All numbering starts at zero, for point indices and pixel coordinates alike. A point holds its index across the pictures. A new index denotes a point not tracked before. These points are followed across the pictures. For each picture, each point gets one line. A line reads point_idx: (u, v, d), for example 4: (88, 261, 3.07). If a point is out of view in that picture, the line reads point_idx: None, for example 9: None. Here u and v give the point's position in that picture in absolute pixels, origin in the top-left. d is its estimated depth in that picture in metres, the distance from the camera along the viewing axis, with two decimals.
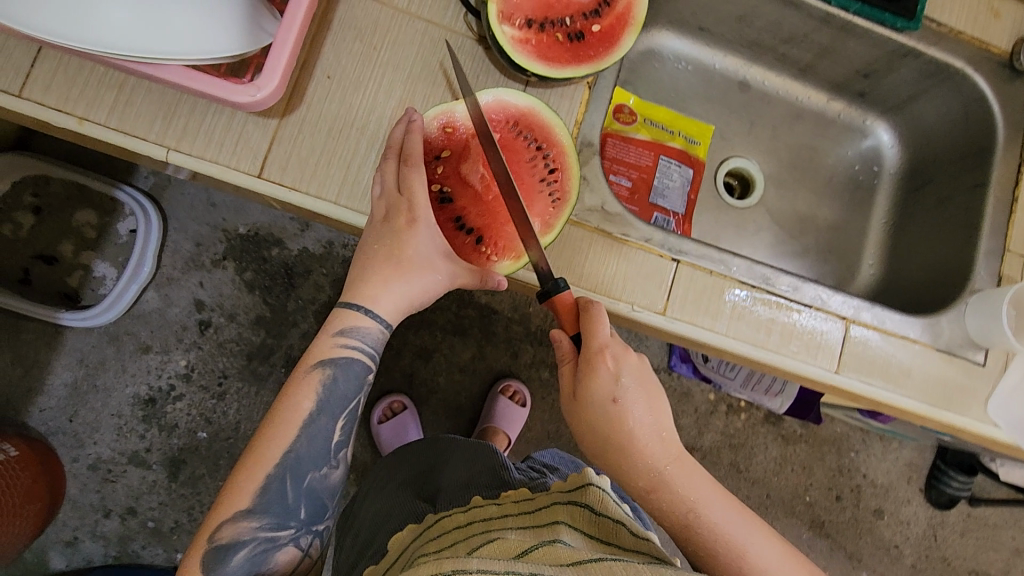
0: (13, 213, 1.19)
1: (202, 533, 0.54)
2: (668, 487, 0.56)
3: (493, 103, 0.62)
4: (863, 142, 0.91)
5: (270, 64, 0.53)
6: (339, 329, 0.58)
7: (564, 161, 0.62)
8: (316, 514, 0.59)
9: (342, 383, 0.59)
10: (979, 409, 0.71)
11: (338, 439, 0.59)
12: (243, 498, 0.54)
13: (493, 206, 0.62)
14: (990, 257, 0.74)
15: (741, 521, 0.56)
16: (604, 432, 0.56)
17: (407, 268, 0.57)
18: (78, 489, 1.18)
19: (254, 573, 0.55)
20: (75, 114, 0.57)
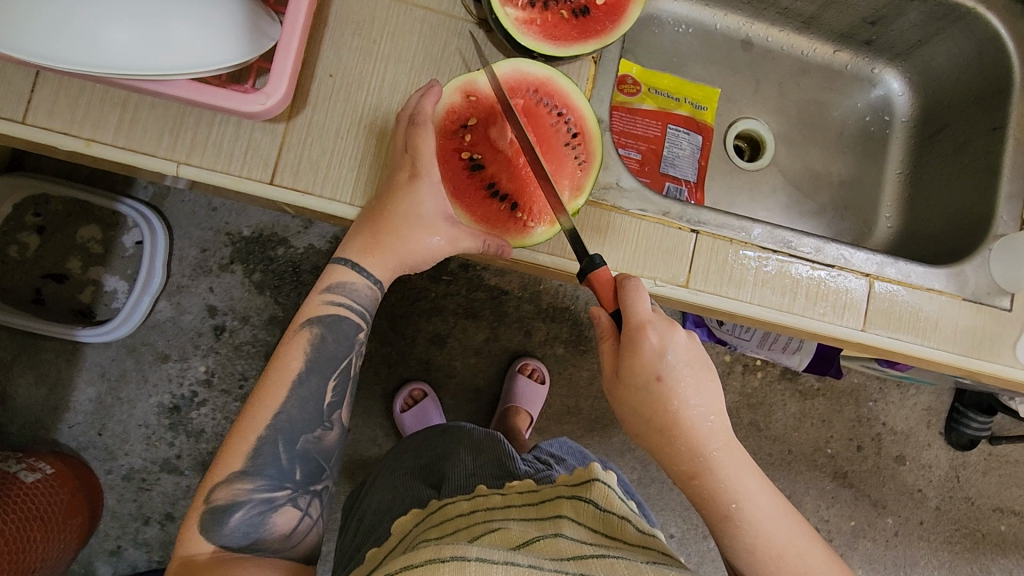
0: (18, 234, 1.19)
1: (201, 492, 0.54)
2: (712, 469, 0.56)
3: (511, 73, 0.60)
4: (872, 92, 0.89)
5: (277, 70, 0.51)
6: (325, 287, 0.59)
7: (585, 126, 0.61)
8: (313, 474, 0.57)
9: (330, 342, 0.58)
10: (1009, 353, 0.71)
11: (330, 401, 0.58)
12: (237, 458, 0.54)
13: (525, 169, 0.61)
14: (1011, 201, 0.73)
15: (782, 516, 0.56)
16: (648, 408, 0.56)
17: (402, 225, 0.56)
18: (115, 499, 1.21)
19: (252, 535, 0.54)
20: (81, 136, 0.56)
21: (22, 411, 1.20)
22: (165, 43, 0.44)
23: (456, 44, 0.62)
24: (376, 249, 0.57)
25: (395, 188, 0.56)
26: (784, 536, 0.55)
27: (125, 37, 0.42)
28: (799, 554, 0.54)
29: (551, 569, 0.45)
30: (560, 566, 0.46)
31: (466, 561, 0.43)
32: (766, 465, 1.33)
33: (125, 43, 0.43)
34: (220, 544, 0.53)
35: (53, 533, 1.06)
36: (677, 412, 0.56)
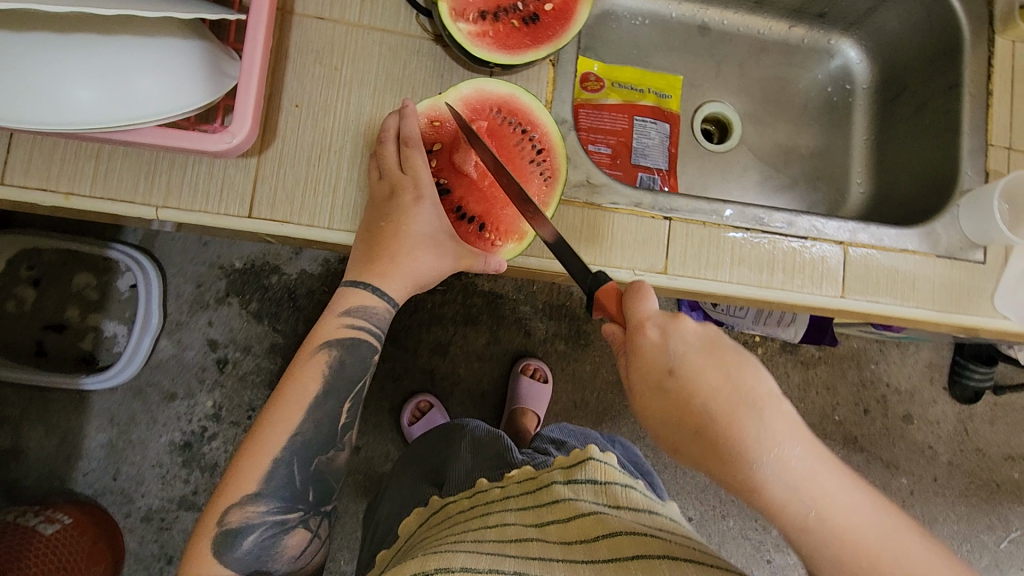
0: (14, 290, 1.20)
1: (210, 515, 0.53)
2: (774, 474, 0.41)
3: (472, 94, 0.61)
4: (832, 62, 0.90)
5: (241, 108, 0.52)
6: (345, 310, 0.58)
7: (550, 141, 0.62)
8: (323, 496, 0.57)
9: (347, 365, 0.57)
10: (989, 305, 0.73)
11: (344, 423, 0.57)
12: (252, 481, 0.53)
13: (490, 192, 0.62)
14: (974, 155, 0.74)
15: (877, 523, 0.41)
16: (671, 409, 0.43)
17: (403, 245, 0.56)
18: (137, 542, 1.22)
19: (264, 557, 0.53)
20: (60, 190, 0.58)
21: (37, 464, 1.21)
22: (128, 94, 0.46)
23: (415, 62, 0.64)
24: (395, 269, 0.57)
25: (401, 211, 0.56)
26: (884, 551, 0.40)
27: (92, 94, 0.45)
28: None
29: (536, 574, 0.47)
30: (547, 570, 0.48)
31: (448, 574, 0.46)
32: None
33: (92, 100, 0.45)
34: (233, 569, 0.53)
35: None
36: (707, 406, 0.42)
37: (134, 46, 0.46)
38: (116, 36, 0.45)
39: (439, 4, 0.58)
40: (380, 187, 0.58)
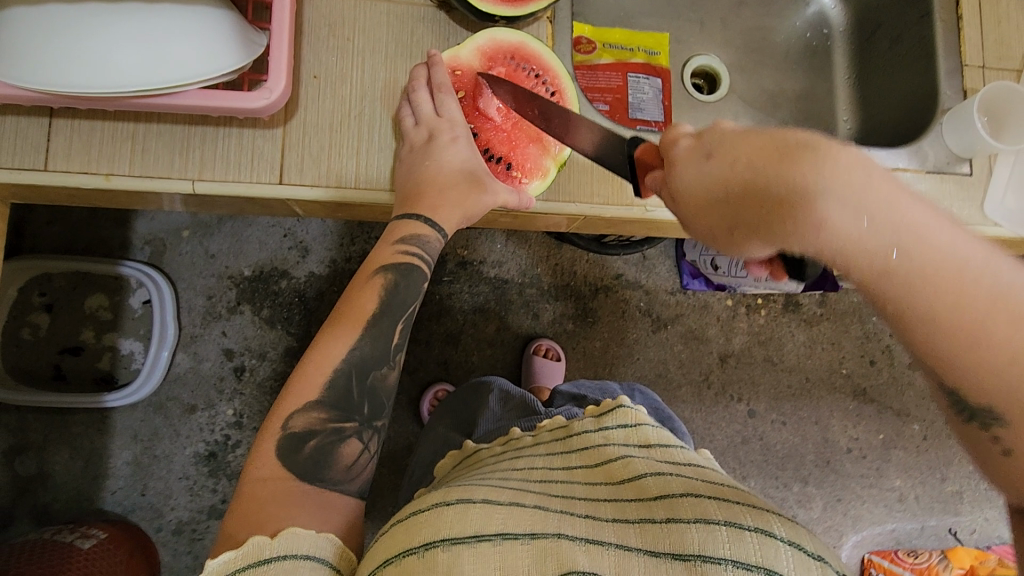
0: (28, 316, 1.22)
1: (273, 425, 0.56)
2: (850, 215, 0.38)
3: (488, 44, 0.67)
4: (808, 10, 0.95)
5: (276, 67, 0.55)
6: (399, 239, 0.65)
7: (561, 84, 0.68)
8: (376, 411, 0.60)
9: (401, 288, 0.64)
10: (979, 213, 0.77)
11: (396, 344, 0.62)
12: (312, 389, 0.57)
13: (513, 132, 0.70)
14: (951, 76, 0.79)
15: (973, 261, 0.37)
16: (725, 183, 0.44)
17: (443, 180, 0.65)
18: (170, 556, 1.23)
19: (322, 462, 0.55)
20: (100, 171, 0.61)
21: (64, 487, 1.22)
22: (167, 57, 0.50)
23: (422, 28, 0.68)
24: (441, 202, 0.65)
25: (441, 149, 0.65)
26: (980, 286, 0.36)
27: (136, 59, 0.49)
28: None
29: (557, 510, 0.49)
30: (569, 508, 0.50)
31: (469, 505, 0.47)
32: (789, 398, 1.38)
33: (136, 63, 0.49)
34: (292, 471, 0.54)
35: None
36: (761, 166, 0.42)
37: (175, 12, 0.50)
38: (158, 2, 0.49)
39: None
40: (416, 131, 0.65)
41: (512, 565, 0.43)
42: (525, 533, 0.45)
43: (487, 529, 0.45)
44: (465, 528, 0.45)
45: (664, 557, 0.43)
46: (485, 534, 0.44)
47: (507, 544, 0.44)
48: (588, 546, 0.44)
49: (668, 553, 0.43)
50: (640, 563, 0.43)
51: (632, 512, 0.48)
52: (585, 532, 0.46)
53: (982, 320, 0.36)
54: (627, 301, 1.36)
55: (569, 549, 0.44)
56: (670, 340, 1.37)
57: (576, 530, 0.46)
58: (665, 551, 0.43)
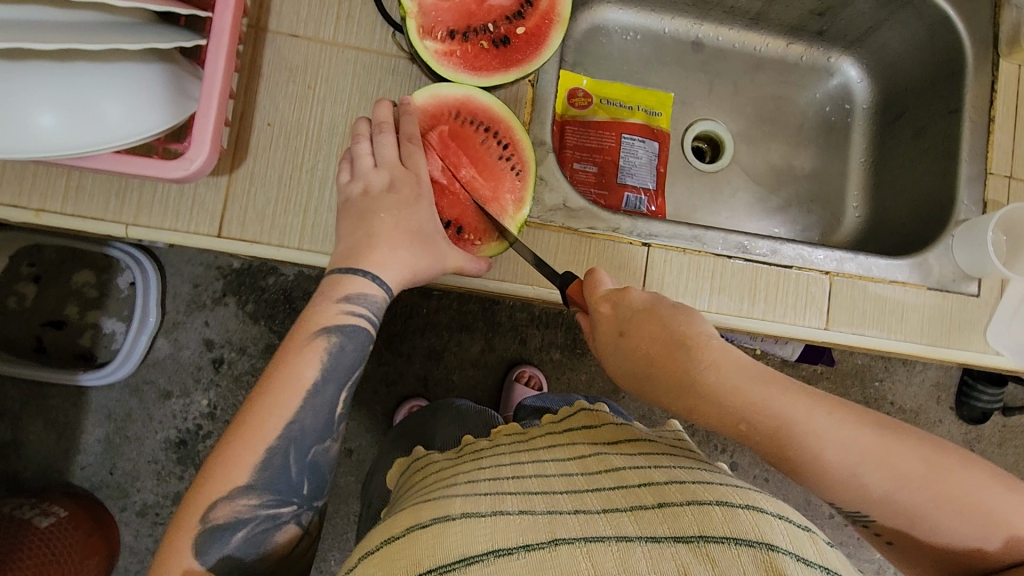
0: (15, 285, 1.21)
1: (192, 510, 0.48)
2: (714, 397, 0.47)
3: (430, 101, 0.61)
4: (831, 82, 0.88)
5: (201, 130, 0.52)
6: (342, 296, 0.54)
7: (514, 135, 0.62)
8: (318, 490, 0.53)
9: (347, 350, 0.54)
10: (981, 339, 0.70)
11: (340, 414, 0.54)
12: (241, 471, 0.49)
13: (462, 195, 0.63)
14: (972, 184, 0.72)
15: (829, 434, 0.45)
16: (630, 363, 0.52)
17: (399, 239, 0.55)
18: (132, 536, 1.23)
19: (251, 554, 0.50)
20: (31, 206, 0.58)
21: (35, 457, 1.23)
22: (92, 119, 0.46)
23: (390, 81, 0.63)
24: (392, 258, 0.55)
25: (398, 204, 0.56)
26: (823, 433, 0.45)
27: (51, 122, 0.45)
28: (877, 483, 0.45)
29: (542, 511, 0.40)
30: (552, 505, 0.40)
31: (449, 522, 0.39)
32: None
33: (54, 125, 0.45)
34: (215, 565, 0.48)
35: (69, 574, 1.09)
36: (651, 350, 0.51)
37: (92, 70, 0.46)
38: (72, 62, 0.45)
39: (408, 20, 0.57)
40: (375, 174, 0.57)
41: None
42: (517, 546, 0.36)
43: (477, 548, 0.37)
44: (449, 552, 0.37)
45: (666, 541, 0.36)
46: (475, 555, 0.36)
47: (498, 561, 0.36)
48: (588, 548, 0.36)
49: (667, 536, 0.36)
50: (642, 552, 0.35)
51: (621, 501, 0.40)
52: (579, 529, 0.37)
53: (839, 472, 0.45)
54: None
55: (571, 558, 0.35)
56: None
57: (573, 530, 0.37)
58: (665, 535, 0.36)
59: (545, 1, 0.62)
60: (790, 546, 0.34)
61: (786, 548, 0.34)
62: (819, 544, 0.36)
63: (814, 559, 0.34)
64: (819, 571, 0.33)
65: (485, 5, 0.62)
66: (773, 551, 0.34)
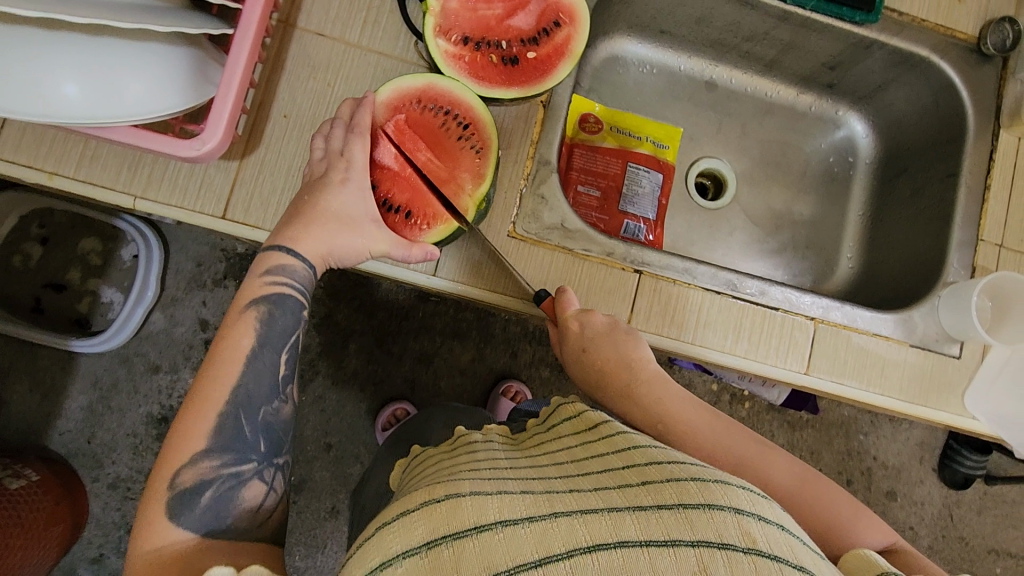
0: (21, 244, 1.23)
1: (161, 481, 0.49)
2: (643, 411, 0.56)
3: (392, 94, 0.60)
4: (837, 133, 0.90)
5: (216, 117, 0.55)
6: (266, 269, 0.55)
7: (474, 116, 0.59)
8: (277, 448, 0.53)
9: (278, 318, 0.55)
10: (958, 402, 0.71)
11: (285, 374, 0.55)
12: (198, 437, 0.50)
13: (415, 179, 0.61)
14: (962, 248, 0.74)
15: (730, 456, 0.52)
16: (587, 374, 0.60)
17: (324, 221, 0.56)
18: (100, 508, 1.24)
19: (222, 515, 0.49)
20: (45, 169, 0.60)
21: (18, 416, 1.24)
22: (113, 94, 0.49)
23: None
24: (315, 236, 0.56)
25: (326, 188, 0.56)
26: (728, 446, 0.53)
27: (75, 91, 0.47)
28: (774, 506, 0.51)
29: (540, 491, 0.41)
30: (549, 486, 0.42)
31: (461, 497, 0.40)
32: None
33: (76, 95, 0.47)
34: (191, 530, 0.47)
35: (32, 541, 1.06)
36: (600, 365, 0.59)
37: (118, 47, 0.48)
38: (100, 37, 0.47)
39: (427, 15, 0.57)
40: (319, 162, 0.58)
41: (518, 551, 0.35)
42: (523, 517, 0.38)
43: (488, 518, 0.38)
44: (462, 521, 0.38)
45: (651, 508, 0.37)
46: (487, 523, 0.37)
47: (507, 530, 0.37)
48: (585, 517, 0.37)
49: (653, 504, 0.38)
50: (632, 517, 0.36)
51: (610, 480, 0.42)
52: (575, 504, 0.39)
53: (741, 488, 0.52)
54: None
55: (571, 527, 0.36)
56: None
57: (570, 505, 0.39)
58: (650, 504, 0.38)
59: (562, 34, 0.61)
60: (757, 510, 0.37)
61: (750, 510, 0.37)
62: (776, 511, 0.39)
63: (773, 519, 0.37)
64: (778, 529, 0.37)
65: (505, 24, 0.62)
66: (741, 517, 0.36)
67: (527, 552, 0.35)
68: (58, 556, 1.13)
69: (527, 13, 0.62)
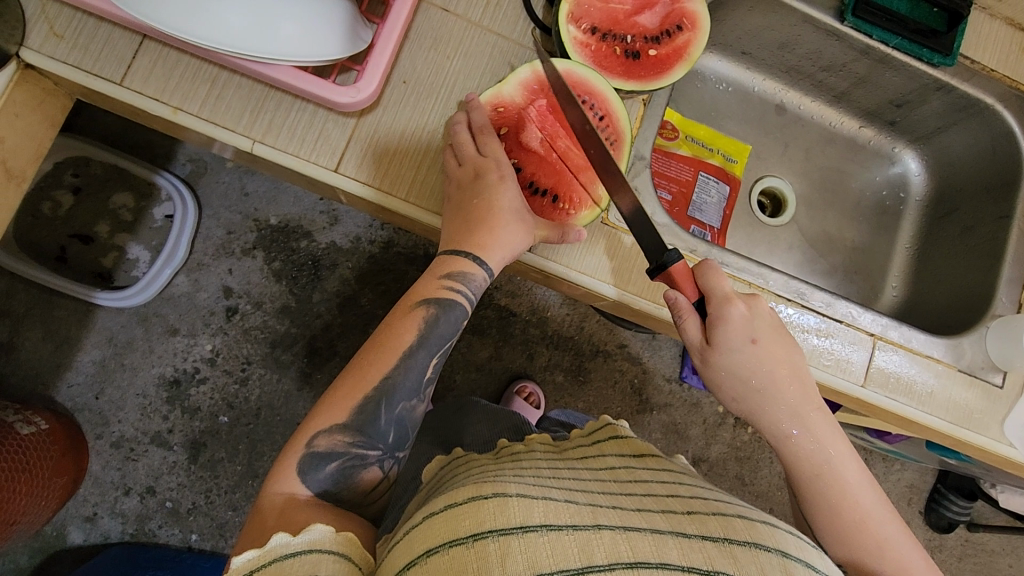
0: (53, 191, 1.15)
1: (299, 439, 0.54)
2: (808, 436, 0.59)
3: (529, 76, 0.64)
4: (891, 169, 0.95)
5: (372, 70, 0.61)
6: (447, 273, 0.60)
7: (609, 108, 0.64)
8: (400, 442, 0.57)
9: (441, 323, 0.59)
10: (997, 429, 0.75)
11: (429, 377, 0.59)
12: (342, 412, 0.54)
13: (560, 164, 0.66)
14: (1011, 285, 0.78)
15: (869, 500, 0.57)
16: (747, 373, 0.59)
17: (498, 219, 0.59)
18: (100, 466, 1.16)
19: (340, 486, 0.53)
20: (169, 103, 0.61)
21: (25, 365, 1.16)
22: (272, 32, 0.51)
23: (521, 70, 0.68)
24: (491, 239, 0.59)
25: (488, 186, 0.60)
26: (850, 469, 0.58)
27: (240, 23, 0.50)
28: (896, 551, 0.55)
29: (585, 503, 0.42)
30: (592, 500, 0.43)
31: (507, 497, 0.40)
32: None
33: (240, 27, 0.50)
34: (313, 489, 0.52)
35: (35, 489, 1.00)
36: (774, 372, 0.59)
37: None
38: None
39: (563, 3, 0.64)
40: (472, 139, 0.61)
41: (561, 556, 0.36)
42: (568, 524, 0.39)
43: (534, 519, 0.38)
44: (509, 518, 0.38)
45: (694, 536, 0.39)
46: (533, 524, 0.38)
47: (553, 535, 0.38)
48: (628, 534, 0.38)
49: (696, 533, 0.40)
50: (676, 542, 0.39)
51: (651, 504, 0.44)
52: (619, 520, 0.40)
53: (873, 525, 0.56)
54: (622, 373, 1.30)
55: (615, 540, 0.38)
56: (649, 426, 1.30)
57: (613, 520, 0.40)
58: (693, 532, 0.40)
59: (683, 37, 0.67)
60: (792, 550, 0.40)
61: (795, 556, 0.40)
62: (819, 555, 0.42)
63: (816, 566, 0.40)
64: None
65: (631, 20, 0.68)
66: (786, 558, 0.39)
67: (570, 558, 0.36)
68: (54, 511, 1.06)
69: (653, 13, 0.68)
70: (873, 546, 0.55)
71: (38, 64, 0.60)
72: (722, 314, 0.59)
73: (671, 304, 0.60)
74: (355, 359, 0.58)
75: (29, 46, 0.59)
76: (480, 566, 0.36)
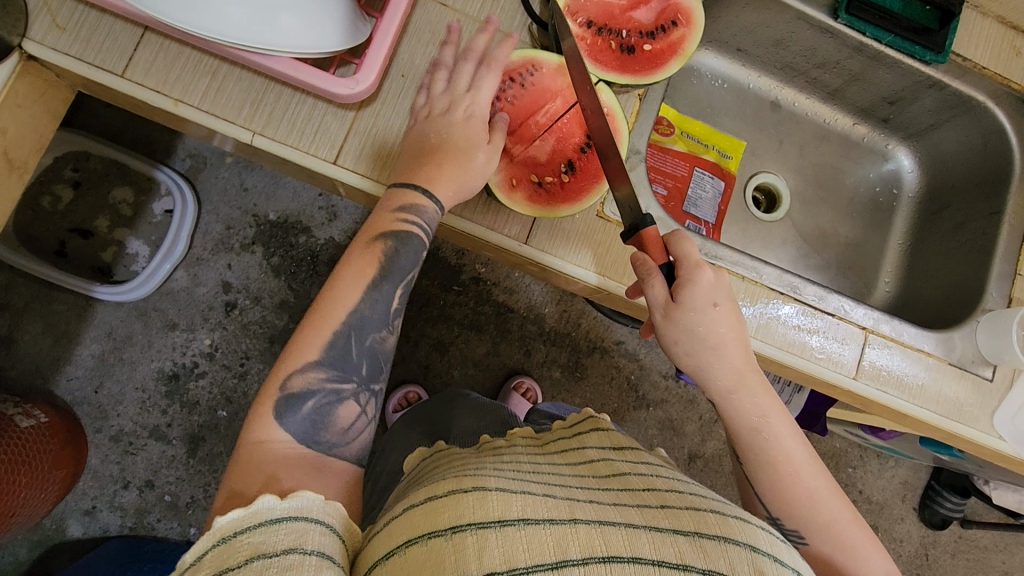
0: (53, 186, 1.16)
1: (274, 381, 0.53)
2: (754, 398, 0.59)
3: None
4: (885, 166, 0.96)
5: (370, 61, 0.62)
6: (401, 206, 0.59)
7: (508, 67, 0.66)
8: (374, 375, 0.58)
9: (402, 254, 0.59)
10: (987, 421, 0.76)
11: (396, 308, 0.59)
12: (314, 350, 0.54)
13: (551, 124, 0.69)
14: (1001, 280, 0.79)
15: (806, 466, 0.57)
16: (703, 333, 0.58)
17: (464, 154, 0.60)
18: (99, 460, 1.17)
19: (320, 426, 0.53)
20: (171, 95, 0.62)
21: (25, 358, 1.17)
22: (271, 22, 0.52)
23: None
24: (450, 175, 0.60)
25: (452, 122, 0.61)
26: (789, 436, 0.58)
27: (239, 13, 0.50)
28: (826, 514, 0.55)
29: (563, 497, 0.43)
30: (571, 494, 0.44)
31: (487, 491, 0.41)
32: None
33: (239, 16, 0.50)
34: (293, 434, 0.52)
35: (35, 482, 1.00)
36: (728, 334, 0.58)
37: None
38: None
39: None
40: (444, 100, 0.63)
41: (537, 550, 0.37)
42: (544, 518, 0.39)
43: (512, 514, 0.39)
44: (488, 512, 0.39)
45: (667, 531, 0.39)
46: (510, 518, 0.39)
47: (528, 528, 0.38)
48: (602, 528, 0.39)
49: (669, 528, 0.40)
50: (647, 537, 0.39)
51: (626, 498, 0.44)
52: (596, 514, 0.41)
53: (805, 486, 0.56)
54: (619, 369, 1.30)
55: (589, 535, 0.38)
56: (646, 422, 1.31)
57: (590, 514, 0.40)
58: (667, 527, 0.40)
59: (677, 33, 0.68)
60: (765, 547, 0.40)
61: (767, 551, 0.40)
62: (790, 552, 0.42)
63: (788, 563, 0.40)
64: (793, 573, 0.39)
65: (627, 15, 0.69)
66: (757, 554, 0.39)
67: (545, 553, 0.37)
68: (54, 503, 1.07)
69: (648, 9, 0.69)
70: (802, 504, 0.55)
71: (41, 56, 0.60)
72: (692, 278, 0.57)
73: (638, 263, 0.59)
74: (317, 301, 0.57)
75: (32, 38, 0.60)
76: (456, 558, 0.37)
